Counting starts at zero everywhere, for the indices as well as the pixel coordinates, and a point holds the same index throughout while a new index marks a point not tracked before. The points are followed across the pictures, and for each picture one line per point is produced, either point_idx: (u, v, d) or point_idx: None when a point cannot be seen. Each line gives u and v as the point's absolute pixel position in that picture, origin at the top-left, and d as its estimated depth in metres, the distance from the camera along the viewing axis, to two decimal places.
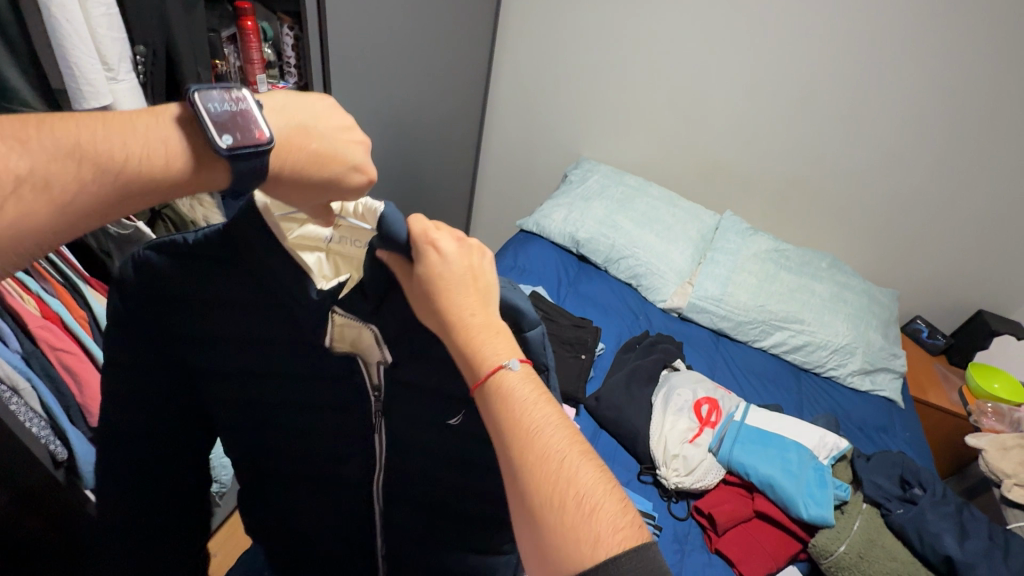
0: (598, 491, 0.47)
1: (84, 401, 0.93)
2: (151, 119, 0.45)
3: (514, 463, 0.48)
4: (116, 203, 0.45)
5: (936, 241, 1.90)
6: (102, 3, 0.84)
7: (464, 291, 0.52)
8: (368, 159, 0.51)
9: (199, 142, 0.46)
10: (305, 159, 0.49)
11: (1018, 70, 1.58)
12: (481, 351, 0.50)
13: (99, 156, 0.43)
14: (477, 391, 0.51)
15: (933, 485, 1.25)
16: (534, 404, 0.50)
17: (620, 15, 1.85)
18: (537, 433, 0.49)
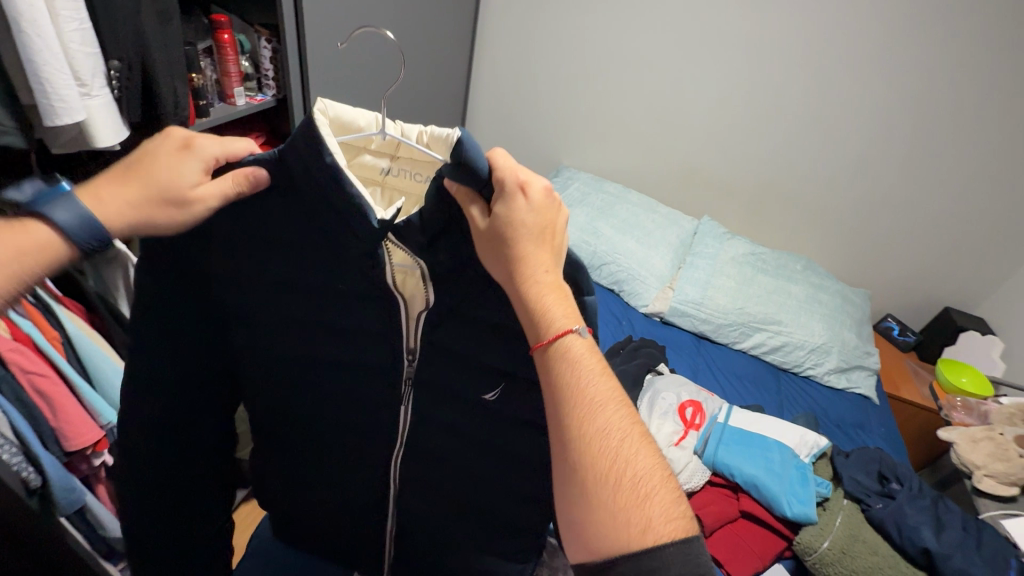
0: (654, 477, 0.50)
1: (58, 425, 0.90)
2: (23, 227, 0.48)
3: (576, 435, 0.49)
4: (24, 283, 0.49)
5: (903, 242, 1.98)
6: (74, 17, 0.81)
7: (540, 245, 0.53)
8: (199, 176, 0.54)
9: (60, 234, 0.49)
10: (146, 202, 0.52)
11: (975, 79, 1.66)
12: (552, 315, 0.50)
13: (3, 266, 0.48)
14: (541, 352, 0.51)
15: (909, 480, 1.30)
16: (598, 380, 0.52)
17: (596, 27, 1.88)
18: (599, 407, 0.50)
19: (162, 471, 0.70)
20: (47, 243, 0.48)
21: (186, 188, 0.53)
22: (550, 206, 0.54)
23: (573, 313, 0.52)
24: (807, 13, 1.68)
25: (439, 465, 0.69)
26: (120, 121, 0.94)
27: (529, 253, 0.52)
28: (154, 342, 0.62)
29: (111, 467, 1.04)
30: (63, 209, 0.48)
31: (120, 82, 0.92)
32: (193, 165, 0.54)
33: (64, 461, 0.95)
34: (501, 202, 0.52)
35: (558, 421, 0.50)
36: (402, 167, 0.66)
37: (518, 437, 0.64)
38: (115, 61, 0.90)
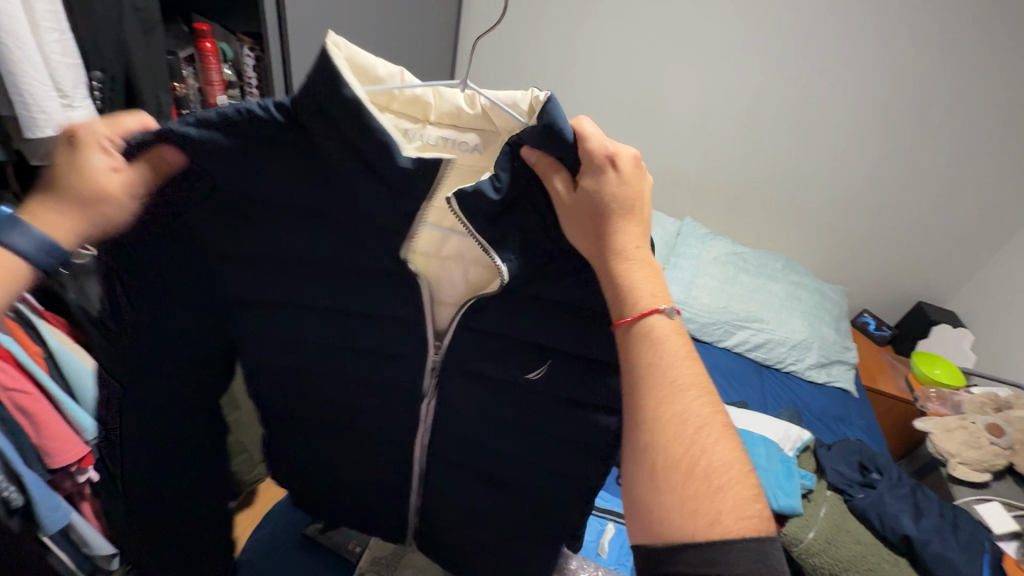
0: (728, 470, 0.51)
1: (42, 443, 0.88)
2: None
3: (654, 413, 0.52)
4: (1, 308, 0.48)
5: (876, 240, 2.05)
6: (55, 29, 0.80)
7: (629, 224, 0.56)
8: (103, 162, 0.51)
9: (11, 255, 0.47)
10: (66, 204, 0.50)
11: (941, 83, 1.72)
12: (638, 292, 0.54)
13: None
14: (624, 330, 0.55)
15: (888, 470, 1.35)
16: (682, 365, 0.54)
17: (577, 33, 1.90)
18: (681, 390, 0.52)
19: (159, 484, 0.71)
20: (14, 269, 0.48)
21: (98, 175, 0.51)
22: (638, 175, 0.57)
23: (660, 293, 0.55)
24: (782, 20, 1.73)
25: (449, 454, 0.73)
26: None
27: (616, 229, 0.55)
28: (154, 352, 0.63)
29: (97, 482, 1.03)
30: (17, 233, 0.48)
31: (102, 92, 0.91)
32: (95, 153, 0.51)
33: (48, 479, 0.92)
34: (590, 170, 0.55)
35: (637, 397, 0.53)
36: (444, 128, 0.68)
37: (520, 429, 0.68)
38: (97, 73, 0.89)
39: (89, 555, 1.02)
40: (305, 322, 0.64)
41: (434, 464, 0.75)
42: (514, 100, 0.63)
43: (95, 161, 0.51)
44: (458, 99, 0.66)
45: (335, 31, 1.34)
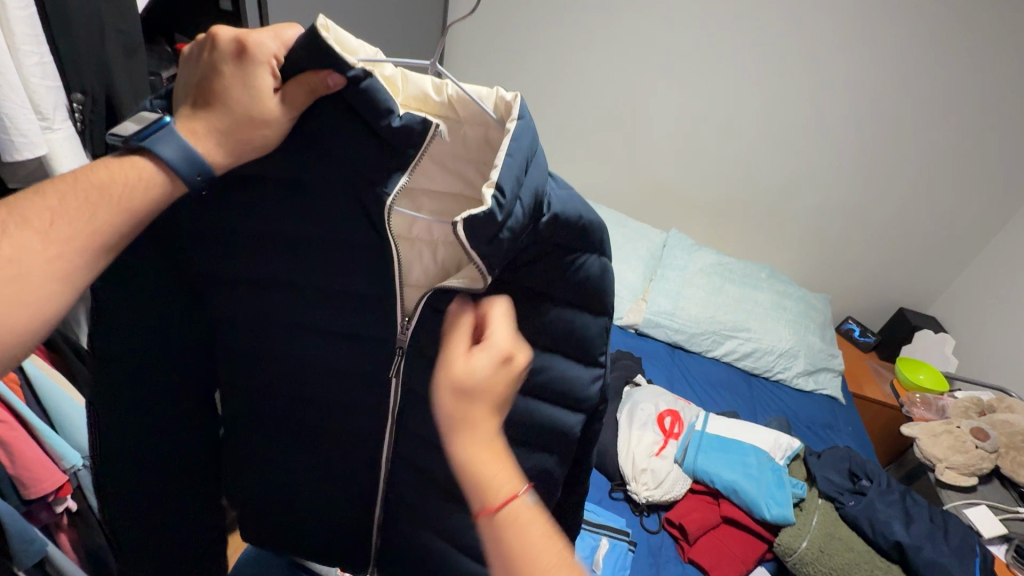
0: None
1: (17, 473, 0.85)
2: (119, 167, 0.51)
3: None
4: (123, 229, 0.51)
5: (858, 248, 2.09)
6: (35, 52, 0.79)
7: (484, 411, 0.55)
8: (264, 81, 0.52)
9: (147, 168, 0.51)
10: (223, 131, 0.52)
11: (911, 95, 1.78)
12: (494, 481, 0.54)
13: (111, 200, 0.50)
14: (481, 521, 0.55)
15: (878, 476, 1.35)
16: (540, 536, 0.54)
17: (562, 50, 1.93)
18: (542, 567, 0.52)
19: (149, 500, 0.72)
20: (154, 179, 0.51)
21: (260, 95, 0.52)
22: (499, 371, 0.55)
23: (514, 476, 0.55)
24: (760, 38, 1.77)
25: (442, 472, 0.72)
26: (83, 153, 0.91)
27: (474, 421, 0.54)
28: (159, 359, 0.66)
29: (75, 511, 1.00)
30: (167, 144, 0.51)
31: (83, 115, 0.89)
32: (260, 73, 0.52)
33: (24, 510, 0.89)
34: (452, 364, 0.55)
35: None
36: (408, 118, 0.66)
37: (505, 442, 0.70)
38: (78, 94, 0.87)
39: None
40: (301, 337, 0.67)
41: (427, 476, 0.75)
42: (481, 95, 0.61)
43: (261, 81, 0.53)
44: (426, 86, 0.63)
45: None
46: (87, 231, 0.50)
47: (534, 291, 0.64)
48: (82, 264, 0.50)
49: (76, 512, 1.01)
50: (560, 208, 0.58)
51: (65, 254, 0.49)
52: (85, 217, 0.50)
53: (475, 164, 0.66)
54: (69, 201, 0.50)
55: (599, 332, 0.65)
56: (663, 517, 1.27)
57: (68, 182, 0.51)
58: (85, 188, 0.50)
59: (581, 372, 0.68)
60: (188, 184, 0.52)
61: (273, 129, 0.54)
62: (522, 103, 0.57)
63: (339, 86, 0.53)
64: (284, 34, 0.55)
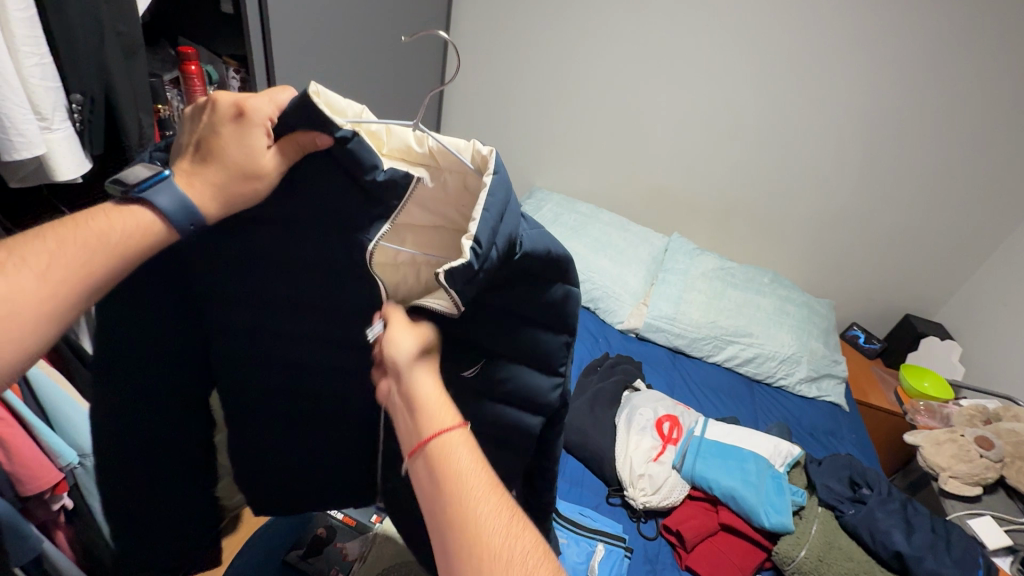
0: (538, 556, 0.50)
1: (13, 470, 0.85)
2: (117, 216, 0.53)
3: (453, 521, 0.50)
4: (120, 271, 0.53)
5: (863, 253, 2.07)
6: (34, 53, 0.81)
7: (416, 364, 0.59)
8: (259, 142, 0.55)
9: (145, 218, 0.53)
10: (218, 187, 0.55)
11: (916, 98, 1.76)
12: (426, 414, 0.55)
13: (109, 245, 0.52)
14: (418, 450, 0.54)
15: (879, 485, 1.33)
16: (478, 465, 0.54)
17: (563, 53, 1.93)
18: (478, 491, 0.52)
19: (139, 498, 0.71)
20: (151, 226, 0.53)
21: (254, 156, 0.55)
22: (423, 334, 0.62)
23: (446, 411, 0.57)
24: (762, 41, 1.76)
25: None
26: (82, 153, 0.92)
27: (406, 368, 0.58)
28: (156, 364, 0.66)
29: (71, 510, 1.00)
30: (164, 196, 0.53)
31: (82, 115, 0.90)
32: (255, 134, 0.55)
33: (20, 506, 0.90)
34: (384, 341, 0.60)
35: (438, 511, 0.51)
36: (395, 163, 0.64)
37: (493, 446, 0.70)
38: (77, 95, 0.89)
39: None
40: (291, 337, 0.68)
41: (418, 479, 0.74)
42: (458, 147, 0.59)
43: (256, 140, 0.55)
44: (409, 137, 0.61)
45: (325, 54, 1.35)
46: (81, 274, 0.51)
47: (507, 313, 0.64)
48: (75, 301, 0.52)
49: (73, 511, 1.01)
50: (532, 244, 0.58)
51: (60, 295, 0.51)
52: (83, 261, 0.51)
53: (456, 208, 0.64)
54: (65, 245, 0.51)
55: (559, 347, 0.65)
56: (661, 523, 1.26)
57: (69, 228, 0.52)
58: (85, 234, 0.52)
59: (543, 381, 0.67)
60: (181, 231, 0.54)
61: (264, 183, 0.56)
62: (492, 155, 0.56)
63: (328, 145, 0.56)
64: (279, 100, 0.57)
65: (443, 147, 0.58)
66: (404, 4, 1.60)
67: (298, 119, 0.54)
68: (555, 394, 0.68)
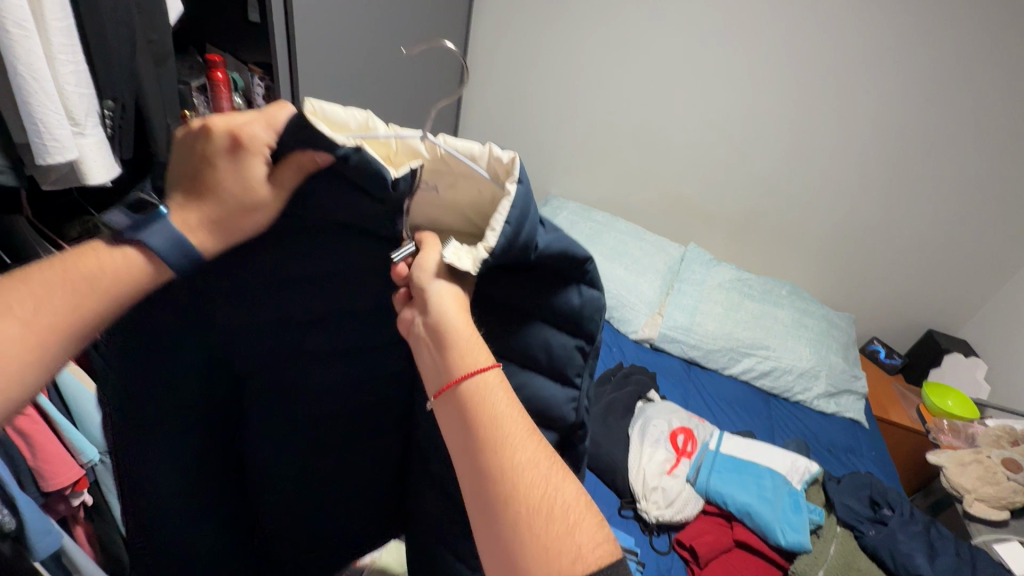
0: (577, 503, 0.50)
1: (36, 465, 0.87)
2: (105, 258, 0.51)
3: (488, 469, 0.50)
4: (110, 313, 0.52)
5: (884, 265, 2.03)
6: (71, 61, 0.83)
7: (454, 304, 0.56)
8: (257, 168, 0.53)
9: (134, 258, 0.51)
10: (218, 216, 0.53)
11: (940, 110, 1.73)
12: (467, 356, 0.54)
13: (98, 290, 0.50)
14: (450, 392, 0.54)
15: (900, 505, 1.30)
16: (514, 411, 0.53)
17: (582, 62, 1.95)
18: (515, 438, 0.51)
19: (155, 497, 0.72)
20: (141, 267, 0.51)
21: (254, 182, 0.53)
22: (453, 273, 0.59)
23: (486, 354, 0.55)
24: (782, 51, 1.75)
25: (442, 490, 0.70)
26: (113, 158, 0.95)
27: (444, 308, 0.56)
28: None
29: (90, 506, 1.02)
30: (155, 235, 0.50)
31: (113, 121, 0.93)
32: (253, 162, 0.52)
33: (42, 502, 0.91)
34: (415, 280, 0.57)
35: (471, 457, 0.51)
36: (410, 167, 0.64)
37: None
38: (108, 101, 0.91)
39: None
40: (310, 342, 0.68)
41: (427, 490, 0.73)
42: (474, 153, 0.58)
43: (255, 168, 0.53)
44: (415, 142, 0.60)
45: (346, 61, 1.38)
46: (72, 321, 0.50)
47: (518, 311, 0.64)
48: (63, 345, 0.51)
49: (92, 507, 1.03)
50: (549, 247, 0.58)
51: (50, 340, 0.50)
52: (71, 306, 0.50)
53: (470, 212, 0.64)
54: (53, 291, 0.50)
55: (571, 352, 0.63)
56: (675, 538, 1.24)
57: (57, 271, 0.51)
58: (74, 277, 0.50)
59: (557, 391, 0.64)
60: (174, 270, 0.52)
61: (264, 210, 0.55)
62: (517, 162, 0.56)
63: (329, 162, 0.53)
64: (276, 117, 0.52)
65: (456, 154, 0.58)
66: (426, 12, 1.63)
67: (296, 140, 0.51)
68: (570, 409, 0.64)
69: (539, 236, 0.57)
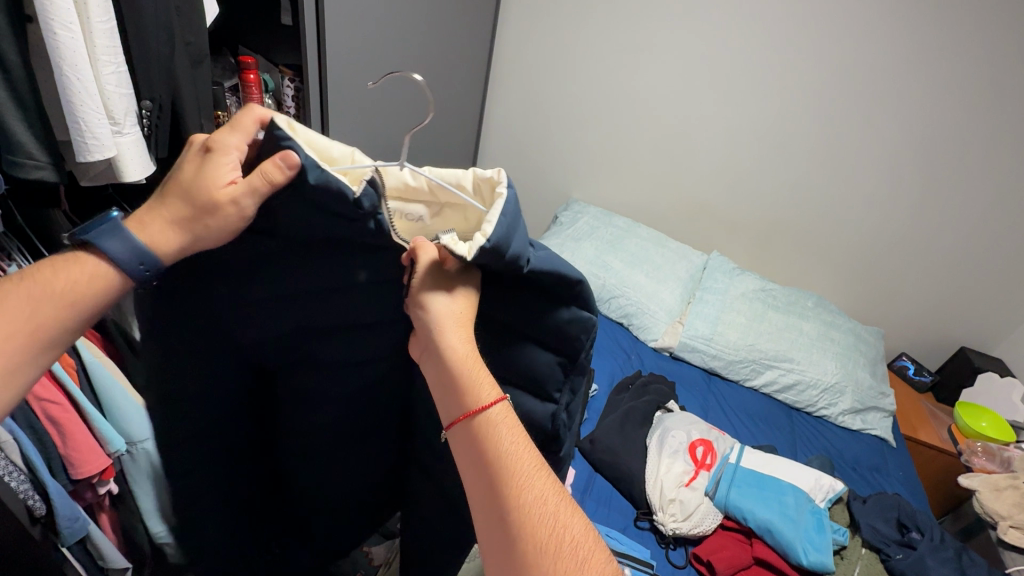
0: (588, 541, 0.51)
1: (67, 453, 0.89)
2: (64, 265, 0.55)
3: (499, 507, 0.50)
4: (69, 317, 0.55)
5: (915, 279, 1.97)
6: (112, 62, 0.85)
7: (456, 328, 0.57)
8: (221, 172, 0.54)
9: (91, 264, 0.55)
10: (180, 217, 0.55)
11: (980, 121, 1.67)
12: (473, 390, 0.54)
13: (59, 293, 0.54)
14: (460, 424, 0.54)
15: (930, 530, 1.26)
16: (523, 445, 0.54)
17: (606, 69, 1.95)
18: (524, 477, 0.51)
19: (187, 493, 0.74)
20: (100, 271, 0.55)
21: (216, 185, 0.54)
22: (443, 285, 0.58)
23: (494, 385, 0.56)
24: (813, 58, 1.72)
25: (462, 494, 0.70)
26: (148, 156, 0.97)
27: (448, 333, 0.56)
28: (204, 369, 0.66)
29: (116, 495, 1.04)
30: (112, 240, 0.54)
31: (150, 120, 0.96)
32: (220, 166, 0.55)
33: (71, 489, 0.94)
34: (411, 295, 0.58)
35: (485, 492, 0.52)
36: (415, 204, 0.67)
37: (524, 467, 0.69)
38: (147, 102, 0.94)
39: (105, 567, 1.03)
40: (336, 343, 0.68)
41: (448, 493, 0.74)
42: (455, 178, 0.63)
43: (220, 173, 0.55)
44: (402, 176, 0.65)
45: (375, 63, 1.38)
46: (30, 328, 0.53)
47: (500, 322, 0.64)
48: (30, 352, 0.54)
49: (117, 496, 1.05)
50: (541, 267, 0.57)
51: (14, 345, 0.53)
52: (34, 312, 0.54)
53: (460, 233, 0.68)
54: (15, 300, 0.54)
55: (554, 367, 0.62)
56: (691, 552, 1.21)
57: (19, 282, 0.55)
58: (34, 286, 0.54)
59: (540, 404, 0.64)
60: (134, 276, 0.56)
61: (223, 217, 0.54)
62: (495, 176, 0.60)
63: (295, 167, 0.51)
64: (249, 135, 0.57)
65: (441, 181, 0.63)
66: (454, 17, 1.64)
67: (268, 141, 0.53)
68: (550, 421, 0.64)
69: (530, 253, 0.57)
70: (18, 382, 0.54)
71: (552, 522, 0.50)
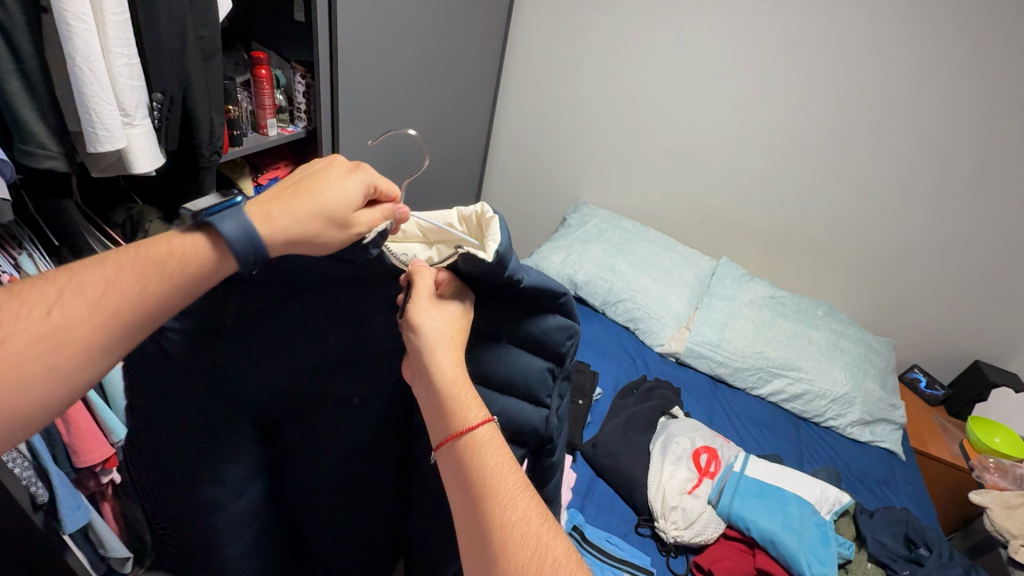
0: (569, 565, 0.48)
1: (70, 441, 0.90)
2: (174, 241, 0.52)
3: (481, 527, 0.49)
4: (168, 298, 0.52)
5: (928, 290, 1.93)
6: (124, 54, 0.86)
7: (448, 350, 0.57)
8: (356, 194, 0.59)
9: (201, 245, 0.52)
10: (295, 220, 0.55)
11: (998, 130, 1.64)
12: (458, 410, 0.54)
13: (165, 272, 0.51)
14: (445, 446, 0.54)
15: (938, 546, 1.23)
16: (506, 465, 0.53)
17: (617, 71, 1.95)
18: (507, 494, 0.50)
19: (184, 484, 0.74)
20: (206, 251, 0.52)
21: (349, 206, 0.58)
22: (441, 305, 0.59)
23: (480, 406, 0.55)
24: (827, 64, 1.70)
25: None
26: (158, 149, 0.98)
27: (437, 353, 0.56)
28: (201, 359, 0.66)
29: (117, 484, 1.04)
30: (230, 222, 0.52)
31: (161, 113, 0.97)
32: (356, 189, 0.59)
33: (73, 476, 0.94)
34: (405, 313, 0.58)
35: (465, 514, 0.50)
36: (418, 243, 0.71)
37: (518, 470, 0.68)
38: (158, 94, 0.95)
39: (106, 556, 1.03)
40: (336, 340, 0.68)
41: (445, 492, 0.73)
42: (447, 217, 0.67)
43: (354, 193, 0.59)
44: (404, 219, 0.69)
45: (386, 62, 1.39)
46: (133, 304, 0.50)
47: (490, 333, 0.64)
48: (123, 331, 0.51)
49: (119, 485, 1.05)
50: (533, 285, 0.58)
51: (111, 321, 0.50)
52: (139, 288, 0.51)
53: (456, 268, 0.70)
54: (123, 271, 0.51)
55: (543, 373, 0.63)
56: (692, 560, 1.19)
57: (132, 253, 0.52)
58: (144, 260, 0.52)
59: (529, 411, 0.64)
60: (241, 259, 0.52)
61: (335, 233, 0.57)
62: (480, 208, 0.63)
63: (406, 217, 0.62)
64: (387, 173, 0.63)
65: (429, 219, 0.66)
66: (466, 17, 1.65)
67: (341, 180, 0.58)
68: (538, 426, 0.64)
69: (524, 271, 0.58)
70: (109, 357, 0.51)
71: (533, 544, 0.48)
